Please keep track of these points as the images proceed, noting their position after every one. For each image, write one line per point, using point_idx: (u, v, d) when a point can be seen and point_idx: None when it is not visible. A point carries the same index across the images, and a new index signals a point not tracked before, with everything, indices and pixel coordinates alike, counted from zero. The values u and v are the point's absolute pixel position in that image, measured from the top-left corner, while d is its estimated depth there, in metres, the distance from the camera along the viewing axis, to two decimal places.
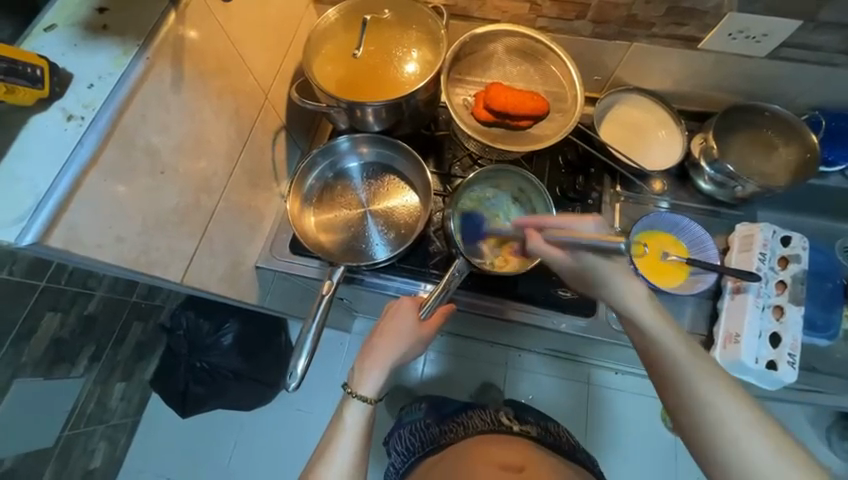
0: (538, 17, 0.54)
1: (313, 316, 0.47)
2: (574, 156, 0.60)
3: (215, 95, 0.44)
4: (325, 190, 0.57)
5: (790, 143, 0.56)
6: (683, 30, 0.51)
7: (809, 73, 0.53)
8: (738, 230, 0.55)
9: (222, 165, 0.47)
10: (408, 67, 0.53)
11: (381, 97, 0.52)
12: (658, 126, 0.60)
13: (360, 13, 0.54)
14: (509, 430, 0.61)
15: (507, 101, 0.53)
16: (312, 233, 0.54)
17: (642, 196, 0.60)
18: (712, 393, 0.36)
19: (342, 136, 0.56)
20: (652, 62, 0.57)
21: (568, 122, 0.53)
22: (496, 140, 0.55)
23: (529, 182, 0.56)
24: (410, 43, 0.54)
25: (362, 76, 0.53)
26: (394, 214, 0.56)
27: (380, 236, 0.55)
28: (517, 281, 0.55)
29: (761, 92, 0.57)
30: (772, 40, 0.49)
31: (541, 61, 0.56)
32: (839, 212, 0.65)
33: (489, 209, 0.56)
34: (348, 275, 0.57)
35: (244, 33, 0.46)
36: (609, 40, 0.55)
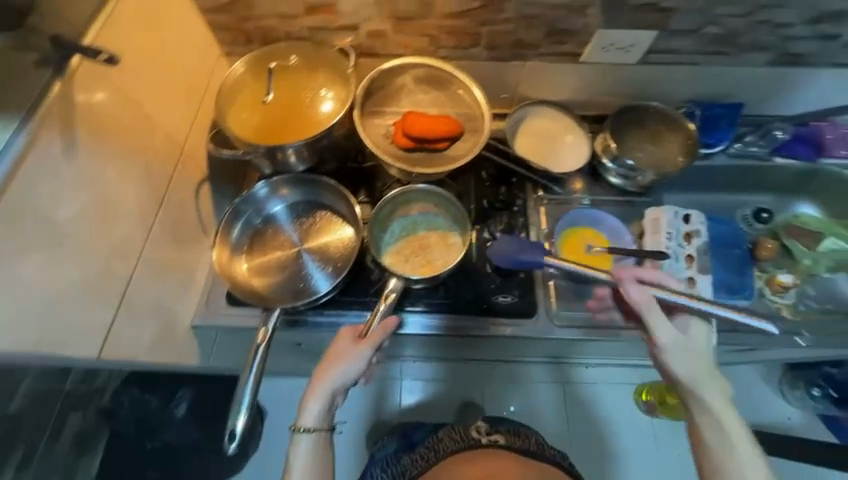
0: (438, 48, 0.58)
1: (249, 367, 0.45)
2: (495, 170, 0.65)
3: (118, 156, 0.43)
4: (254, 237, 0.57)
5: (676, 132, 0.63)
6: (565, 47, 0.58)
7: (677, 73, 0.61)
8: (647, 214, 0.61)
9: (137, 226, 0.45)
10: (323, 105, 0.55)
11: (300, 138, 0.53)
12: (565, 132, 0.66)
13: (267, 61, 0.55)
14: (477, 443, 0.59)
15: (422, 126, 0.57)
16: (243, 282, 0.54)
17: (565, 197, 0.65)
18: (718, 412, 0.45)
19: (259, 183, 0.56)
20: (548, 77, 0.63)
21: (480, 139, 0.57)
22: (417, 163, 0.58)
23: (438, 194, 0.59)
24: (321, 83, 0.55)
25: (278, 120, 0.54)
26: (329, 249, 0.56)
27: (316, 273, 0.55)
28: (458, 294, 0.57)
29: (645, 92, 0.64)
30: (638, 49, 0.56)
31: (449, 86, 0.60)
32: (733, 186, 0.74)
33: (414, 230, 0.58)
34: (291, 317, 0.56)
35: (147, 92, 0.46)
36: (506, 62, 0.60)
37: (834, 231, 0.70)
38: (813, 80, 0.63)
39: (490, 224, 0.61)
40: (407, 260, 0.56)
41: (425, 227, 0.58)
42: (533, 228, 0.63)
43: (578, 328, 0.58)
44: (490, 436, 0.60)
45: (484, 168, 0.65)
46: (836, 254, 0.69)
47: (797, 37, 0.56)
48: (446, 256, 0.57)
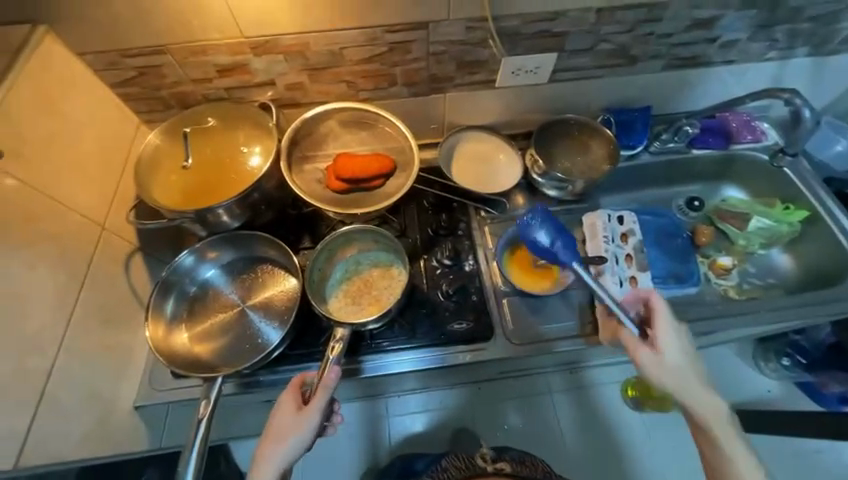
0: (358, 91, 0.60)
1: (191, 443, 0.42)
2: (434, 198, 0.65)
3: (23, 246, 0.41)
4: (192, 305, 0.55)
5: (598, 139, 0.67)
6: (477, 77, 0.61)
7: (586, 86, 0.65)
8: (584, 221, 0.64)
9: (53, 315, 0.43)
10: (248, 160, 0.55)
11: (226, 195, 0.53)
12: (497, 152, 0.68)
13: (188, 126, 0.56)
14: (485, 470, 0.53)
15: (354, 167, 0.57)
16: (183, 353, 0.51)
17: (506, 216, 0.67)
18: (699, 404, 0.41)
19: (183, 253, 0.54)
20: (470, 104, 0.65)
21: (410, 172, 0.58)
22: (353, 204, 0.58)
23: (369, 233, 0.59)
24: (242, 138, 0.56)
25: (203, 181, 0.54)
26: (273, 302, 0.55)
27: (263, 328, 0.53)
28: (413, 329, 0.56)
29: (563, 106, 0.68)
30: (545, 70, 0.60)
31: (374, 124, 0.61)
32: (663, 180, 0.78)
33: (358, 269, 0.58)
34: (243, 380, 0.53)
35: (54, 175, 0.45)
36: (426, 96, 0.62)
37: (755, 210, 0.74)
38: (710, 77, 0.68)
39: (437, 252, 0.61)
40: (355, 301, 0.56)
41: (368, 264, 0.59)
42: (480, 248, 0.64)
43: (539, 341, 0.57)
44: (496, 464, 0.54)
45: (425, 197, 0.66)
46: (763, 233, 0.73)
47: (683, 43, 0.61)
48: (392, 290, 0.57)
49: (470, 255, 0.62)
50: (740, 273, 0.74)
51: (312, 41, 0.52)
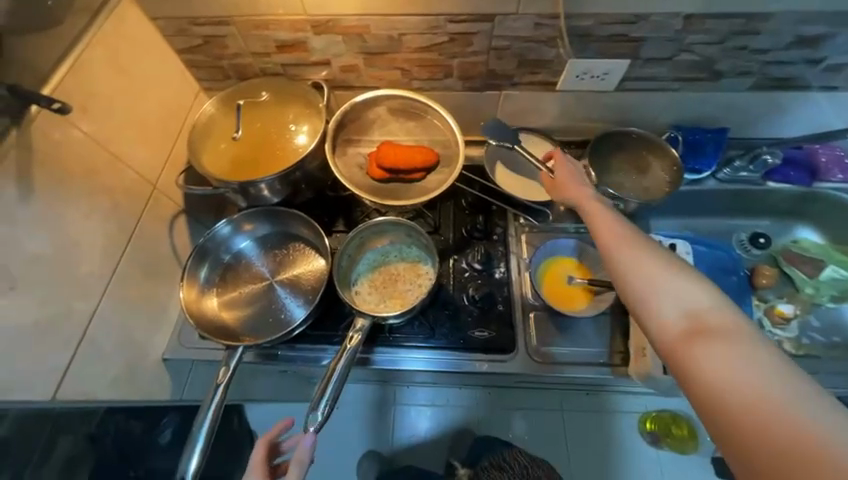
0: (411, 80, 0.59)
1: (208, 404, 0.44)
2: (473, 198, 0.63)
3: (81, 197, 0.43)
4: (226, 273, 0.57)
5: (660, 157, 0.62)
6: (538, 77, 0.57)
7: (657, 99, 0.60)
8: None
9: (99, 266, 0.46)
10: (296, 138, 0.55)
11: (269, 170, 0.54)
12: (547, 157, 0.64)
13: (243, 98, 0.57)
14: None
15: (397, 157, 0.56)
16: (211, 317, 0.53)
17: (546, 227, 0.64)
18: (649, 277, 0.32)
19: (220, 222, 0.56)
20: (525, 105, 0.62)
21: (453, 169, 0.56)
22: (390, 194, 0.57)
23: (401, 226, 0.57)
24: (292, 116, 0.56)
25: (250, 153, 0.55)
26: (301, 280, 0.56)
27: (287, 305, 0.54)
28: (433, 330, 0.55)
29: (626, 118, 0.63)
30: (613, 76, 0.56)
31: (423, 116, 0.60)
32: (727, 209, 0.71)
33: (386, 262, 0.58)
34: (264, 351, 0.55)
35: (116, 133, 0.47)
36: (480, 91, 0.60)
37: (832, 257, 0.68)
38: (804, 103, 0.60)
39: (468, 254, 0.60)
40: (379, 292, 0.55)
41: (396, 259, 0.58)
42: (513, 256, 0.61)
43: (563, 363, 0.54)
44: None
45: (464, 196, 0.64)
46: (836, 284, 0.67)
47: (780, 62, 0.54)
48: (417, 289, 0.55)
49: (502, 263, 0.59)
50: (800, 325, 0.66)
51: (372, 24, 0.51)
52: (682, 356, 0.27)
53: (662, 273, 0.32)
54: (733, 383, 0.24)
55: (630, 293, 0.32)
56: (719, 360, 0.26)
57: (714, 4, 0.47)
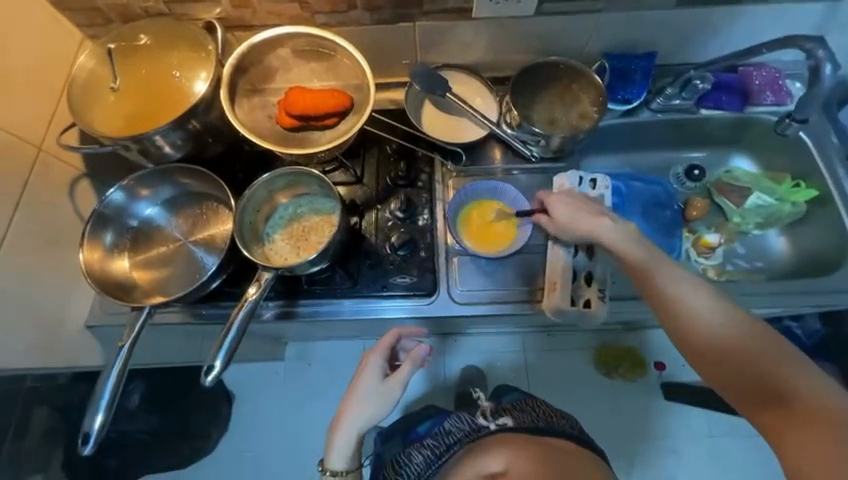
0: (314, 13, 0.76)
1: (112, 365, 0.68)
2: (397, 146, 0.85)
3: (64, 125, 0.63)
4: (137, 235, 0.82)
5: (590, 90, 0.83)
6: (449, 3, 0.75)
7: (547, 34, 0.82)
8: (555, 180, 0.84)
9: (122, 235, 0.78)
10: (197, 85, 0.75)
11: (175, 109, 0.74)
12: (475, 97, 0.87)
13: (113, 47, 0.76)
14: (487, 431, 0.76)
15: (307, 103, 0.74)
16: (112, 275, 0.77)
17: (487, 165, 0.87)
18: (743, 334, 0.55)
19: (117, 191, 0.78)
20: (451, 36, 0.82)
21: (363, 111, 0.76)
22: (306, 141, 0.77)
23: (296, 175, 0.79)
24: (176, 58, 0.76)
25: (149, 92, 0.76)
26: (258, 228, 0.79)
27: (200, 257, 0.81)
28: (358, 283, 0.78)
29: (544, 48, 0.84)
30: (527, 2, 0.75)
31: (331, 57, 0.79)
32: (632, 145, 0.95)
33: (299, 211, 0.82)
34: (210, 296, 0.80)
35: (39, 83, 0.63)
36: (393, 22, 0.78)
37: (759, 185, 0.89)
38: (736, 25, 0.82)
39: (395, 197, 0.83)
40: (290, 238, 0.80)
41: (301, 211, 0.81)
42: (437, 202, 0.84)
43: (476, 286, 0.80)
44: (499, 421, 0.78)
45: (388, 143, 0.85)
46: (761, 210, 0.88)
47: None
48: (318, 232, 0.79)
49: (425, 209, 0.83)
50: (727, 251, 0.90)
51: None
52: (750, 347, 0.53)
53: (705, 297, 0.58)
54: (813, 389, 0.49)
55: (772, 362, 0.51)
56: (790, 365, 0.51)
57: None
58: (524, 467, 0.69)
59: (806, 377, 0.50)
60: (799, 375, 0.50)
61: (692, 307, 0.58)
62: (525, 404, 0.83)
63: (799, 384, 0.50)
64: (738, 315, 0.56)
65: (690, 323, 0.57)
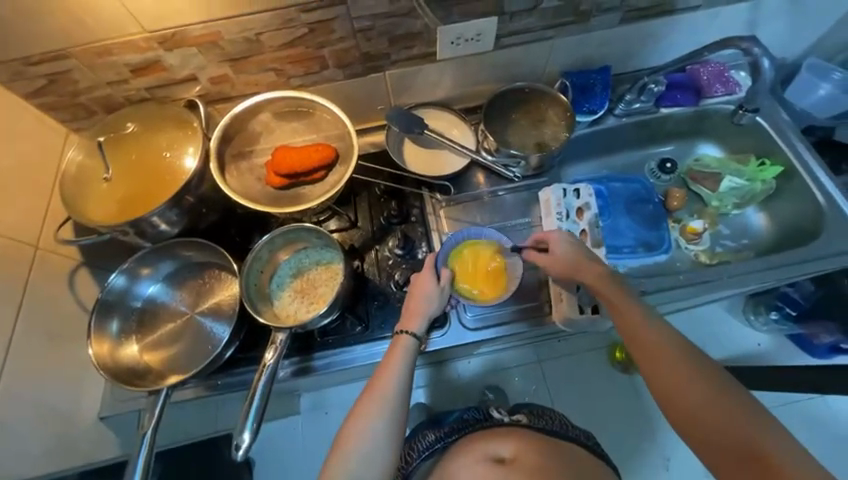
0: (288, 77, 0.89)
1: (135, 460, 0.71)
2: (385, 185, 1.01)
3: None
4: (143, 318, 0.91)
5: (557, 105, 0.99)
6: (413, 49, 0.89)
7: (501, 62, 0.95)
8: (542, 197, 1.02)
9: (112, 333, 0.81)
10: (188, 161, 0.85)
11: (171, 186, 0.83)
12: (451, 126, 1.03)
13: (104, 136, 0.86)
14: (501, 420, 0.83)
15: (296, 155, 0.88)
16: (125, 362, 0.84)
17: (474, 190, 1.03)
18: (729, 406, 0.61)
19: (117, 276, 0.87)
20: (416, 76, 0.96)
21: (345, 157, 0.90)
22: (299, 191, 0.90)
23: (293, 229, 0.94)
24: (166, 136, 0.87)
25: (143, 173, 0.85)
26: (263, 285, 0.93)
27: (212, 326, 0.90)
28: (367, 325, 0.92)
29: (507, 72, 0.98)
30: (486, 37, 0.87)
31: (306, 111, 0.92)
32: (597, 150, 1.10)
33: (300, 265, 0.96)
34: (232, 361, 0.90)
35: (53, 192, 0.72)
36: (363, 73, 0.92)
37: (729, 169, 1.02)
38: (676, 30, 0.93)
39: (391, 233, 0.98)
40: (297, 293, 0.93)
41: (306, 264, 0.95)
42: (432, 232, 1.00)
43: (480, 315, 0.94)
44: (512, 416, 0.85)
45: (379, 183, 1.02)
46: (735, 190, 1.01)
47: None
48: (320, 280, 0.94)
49: (422, 242, 0.98)
50: (713, 236, 1.03)
51: (257, 27, 0.77)
52: (737, 411, 0.61)
53: (688, 363, 0.66)
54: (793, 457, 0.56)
55: (761, 435, 0.58)
56: (771, 432, 0.58)
57: (516, 9, 0.83)
58: (533, 457, 0.74)
59: (787, 446, 0.57)
60: (781, 442, 0.57)
61: (686, 376, 0.65)
62: (545, 414, 0.88)
63: (781, 448, 0.57)
64: (720, 380, 0.64)
65: (687, 393, 0.64)
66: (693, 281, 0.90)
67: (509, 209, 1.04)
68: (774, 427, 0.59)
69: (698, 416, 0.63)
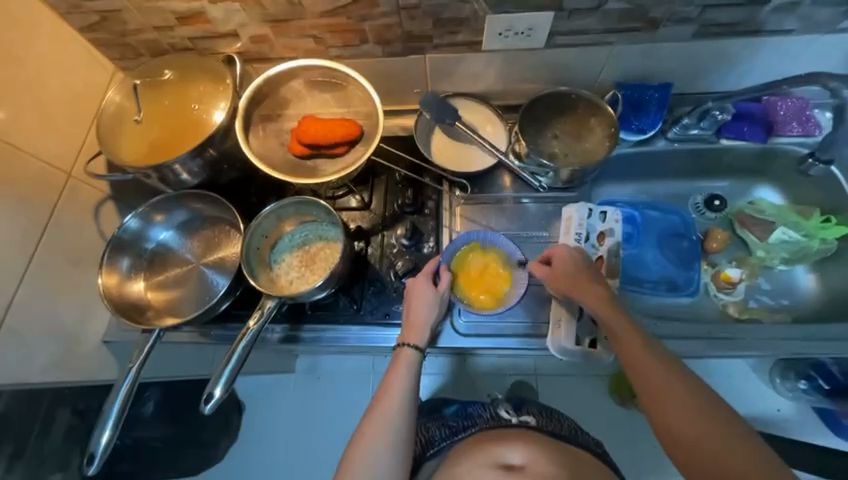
0: (368, 6, 1.12)
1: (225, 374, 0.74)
2: (432, 176, 1.40)
3: None
4: None
5: (591, 125, 1.32)
6: (474, 4, 1.10)
7: (549, 41, 1.21)
8: (565, 211, 1.30)
9: None
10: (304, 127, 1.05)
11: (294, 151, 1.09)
12: (486, 126, 1.40)
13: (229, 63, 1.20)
14: (512, 421, 1.15)
15: (317, 136, 1.23)
16: None
17: (499, 191, 1.39)
18: (704, 386, 0.86)
19: None
20: (460, 66, 1.32)
21: (376, 123, 1.27)
22: (304, 173, 1.26)
23: (277, 214, 1.33)
24: None
25: None
26: (291, 252, 1.34)
27: None
28: (413, 291, 1.19)
29: (548, 93, 1.31)
30: (532, 35, 1.18)
31: (341, 77, 1.29)
32: (601, 178, 1.50)
33: (303, 233, 1.36)
34: None
35: None
36: (426, 33, 1.20)
37: (787, 219, 1.36)
38: (747, 60, 1.24)
39: (426, 218, 1.36)
40: (308, 260, 1.32)
41: (291, 241, 1.35)
42: (445, 226, 1.37)
43: (494, 298, 1.24)
44: (523, 419, 1.16)
45: (426, 173, 1.40)
46: (789, 242, 1.34)
47: (730, 10, 1.09)
48: (322, 245, 1.34)
49: (433, 234, 1.34)
50: (757, 285, 1.39)
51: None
52: (712, 409, 0.83)
53: (678, 368, 0.88)
54: (742, 439, 0.80)
55: (720, 421, 0.82)
56: (723, 420, 0.82)
57: (581, 7, 1.10)
58: (535, 460, 1.02)
59: (731, 428, 0.81)
60: (727, 424, 0.82)
61: (682, 368, 0.89)
62: (556, 419, 1.22)
63: (732, 428, 0.81)
64: (694, 376, 0.87)
65: (675, 391, 0.85)
66: (707, 331, 1.20)
67: (531, 218, 1.37)
68: (723, 407, 0.83)
69: (677, 428, 0.83)
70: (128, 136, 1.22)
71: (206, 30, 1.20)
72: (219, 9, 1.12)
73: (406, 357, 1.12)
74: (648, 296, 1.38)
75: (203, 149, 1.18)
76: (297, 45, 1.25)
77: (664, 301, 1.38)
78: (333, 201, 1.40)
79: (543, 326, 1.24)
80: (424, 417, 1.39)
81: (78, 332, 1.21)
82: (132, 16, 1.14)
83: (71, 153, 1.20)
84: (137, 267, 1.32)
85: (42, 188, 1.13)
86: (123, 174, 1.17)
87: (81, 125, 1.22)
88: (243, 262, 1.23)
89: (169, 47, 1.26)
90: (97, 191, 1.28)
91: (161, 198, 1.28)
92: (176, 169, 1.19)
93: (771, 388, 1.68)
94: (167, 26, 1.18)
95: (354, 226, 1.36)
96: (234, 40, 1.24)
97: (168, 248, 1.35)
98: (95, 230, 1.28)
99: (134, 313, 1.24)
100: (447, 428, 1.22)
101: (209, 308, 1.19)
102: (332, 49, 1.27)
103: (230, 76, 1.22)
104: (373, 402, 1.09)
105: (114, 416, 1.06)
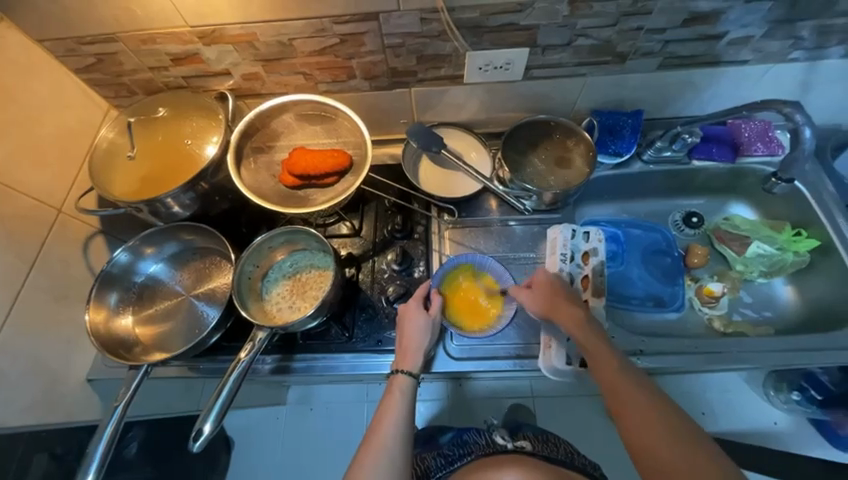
0: (354, 45, 1.19)
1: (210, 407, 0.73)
2: (421, 202, 1.44)
3: None
4: None
5: (569, 150, 1.39)
6: (453, 43, 1.19)
7: (526, 74, 1.30)
8: (550, 232, 1.35)
9: None
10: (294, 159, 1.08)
11: None
12: (471, 154, 1.47)
13: None
14: (508, 446, 1.14)
15: (308, 167, 1.27)
16: None
17: (485, 215, 1.44)
18: (673, 406, 0.88)
19: None
20: (443, 98, 1.39)
21: (364, 153, 1.32)
22: (295, 203, 1.29)
23: (266, 244, 1.34)
24: None
25: None
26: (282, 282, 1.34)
27: None
28: (405, 316, 1.21)
29: (528, 121, 1.38)
30: (511, 68, 1.27)
31: (330, 110, 1.35)
32: (583, 199, 1.56)
33: (293, 262, 1.38)
34: None
35: None
36: (409, 69, 1.27)
37: (761, 233, 1.43)
38: (708, 88, 1.35)
39: (416, 242, 1.39)
40: (300, 288, 1.33)
41: (280, 270, 1.36)
42: (435, 250, 1.40)
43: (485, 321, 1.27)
44: (519, 444, 1.15)
45: (415, 199, 1.45)
46: (766, 256, 1.41)
47: (686, 44, 1.19)
48: (313, 273, 1.35)
49: (424, 258, 1.37)
50: (738, 298, 1.44)
51: (346, 37, 1.16)
52: (681, 427, 0.84)
53: (647, 388, 0.90)
54: (711, 457, 0.80)
55: (689, 439, 0.82)
56: (692, 439, 0.82)
57: (552, 44, 1.19)
58: None
59: (701, 446, 0.81)
60: (696, 443, 0.82)
61: (652, 387, 0.91)
62: (552, 443, 1.21)
63: (703, 447, 0.81)
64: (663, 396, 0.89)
65: (645, 410, 0.86)
66: (693, 345, 1.23)
67: (518, 239, 1.41)
68: (691, 427, 0.84)
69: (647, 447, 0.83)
70: (120, 171, 1.24)
71: (199, 70, 1.25)
72: (213, 50, 1.18)
73: (400, 384, 1.12)
74: (635, 312, 1.42)
75: (195, 181, 1.21)
76: (288, 81, 1.31)
77: (650, 316, 1.42)
78: (324, 229, 1.42)
79: (535, 346, 1.25)
80: (420, 446, 1.37)
81: (61, 371, 1.18)
82: (128, 57, 1.19)
83: (62, 188, 1.22)
84: (125, 301, 1.31)
85: (32, 224, 1.14)
86: (114, 209, 1.19)
87: (73, 162, 1.25)
88: (235, 294, 1.22)
89: (163, 85, 1.31)
90: (87, 225, 1.29)
91: (151, 231, 1.29)
92: (168, 202, 1.21)
93: (765, 400, 1.69)
94: (161, 66, 1.24)
95: (345, 253, 1.39)
96: (226, 78, 1.29)
97: (157, 281, 1.35)
98: (83, 266, 1.28)
99: (121, 349, 1.21)
100: (444, 457, 1.20)
101: (198, 342, 1.17)
102: (321, 84, 1.34)
103: (222, 112, 1.27)
104: (369, 432, 1.08)
105: (98, 459, 1.01)
